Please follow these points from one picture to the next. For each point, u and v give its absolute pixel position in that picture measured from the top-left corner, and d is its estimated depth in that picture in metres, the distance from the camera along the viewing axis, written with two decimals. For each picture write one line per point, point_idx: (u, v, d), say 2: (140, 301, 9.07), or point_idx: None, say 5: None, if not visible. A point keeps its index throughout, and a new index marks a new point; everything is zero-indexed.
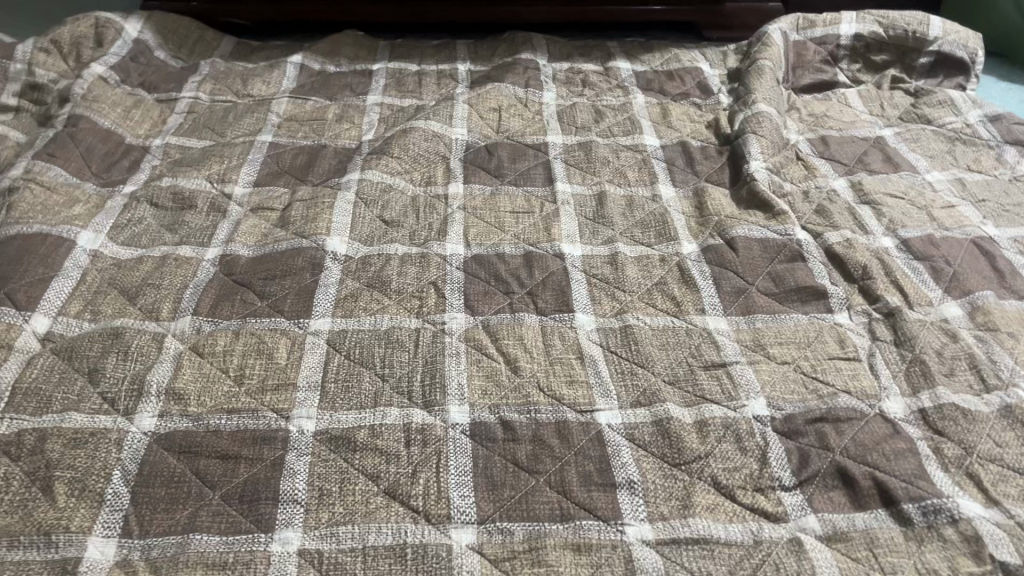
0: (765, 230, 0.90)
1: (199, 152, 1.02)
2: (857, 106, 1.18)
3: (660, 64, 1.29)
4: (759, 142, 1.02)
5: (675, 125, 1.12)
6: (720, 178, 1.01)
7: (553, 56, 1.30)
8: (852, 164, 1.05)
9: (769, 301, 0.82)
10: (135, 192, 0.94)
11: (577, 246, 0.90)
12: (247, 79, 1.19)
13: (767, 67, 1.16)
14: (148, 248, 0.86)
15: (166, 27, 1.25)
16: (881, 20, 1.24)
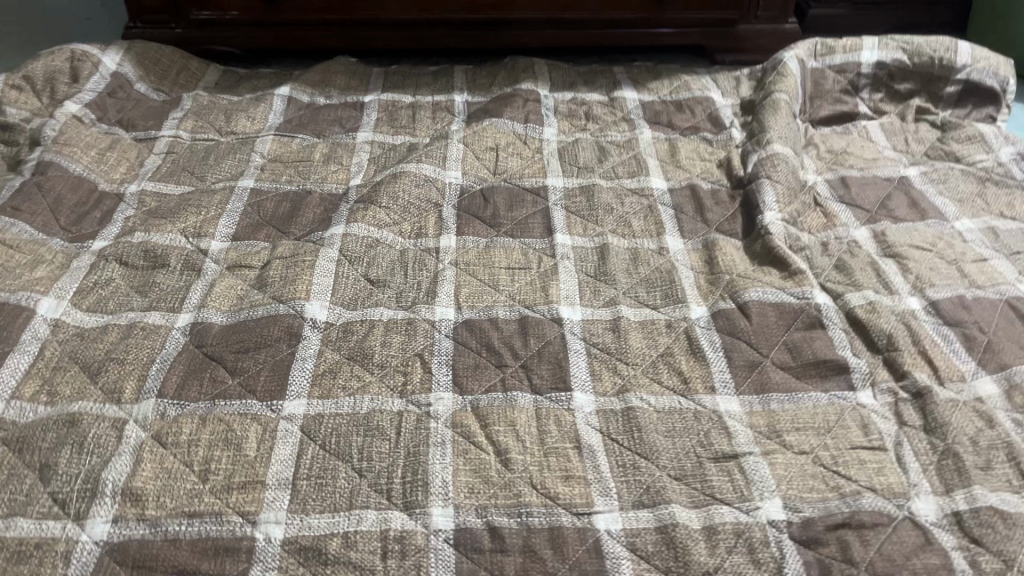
0: (781, 292, 0.82)
1: (175, 201, 0.96)
2: (879, 140, 1.11)
3: (669, 94, 1.21)
4: (774, 189, 0.95)
5: (684, 165, 1.05)
6: (732, 228, 0.94)
7: (556, 86, 1.23)
8: (874, 210, 0.98)
9: (785, 377, 0.75)
10: (104, 248, 0.88)
11: (576, 309, 0.83)
12: (230, 115, 1.12)
13: (783, 100, 1.08)
14: (113, 315, 0.80)
15: (147, 57, 1.19)
16: (906, 47, 1.16)
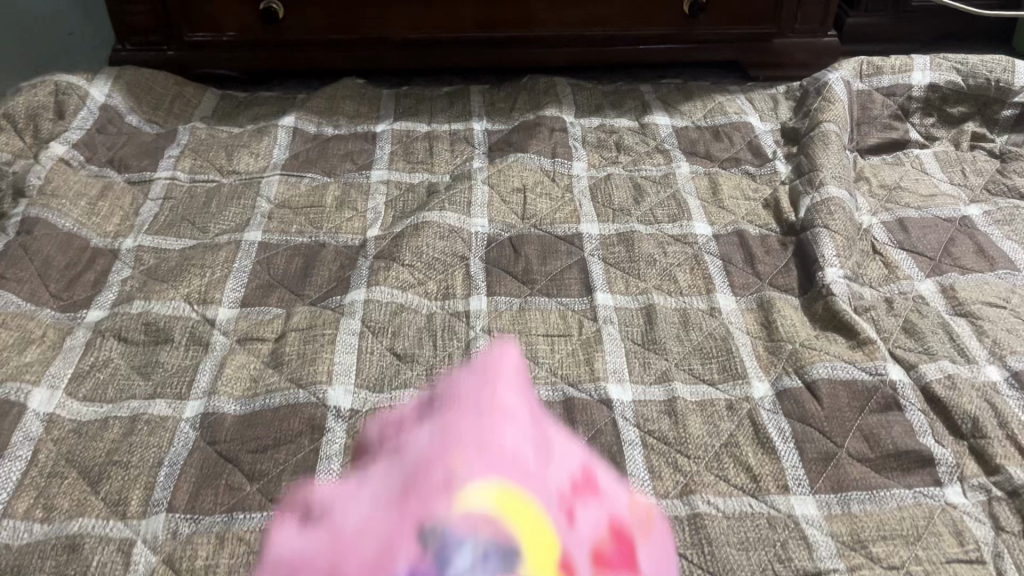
0: (852, 367, 0.75)
1: (176, 259, 0.87)
2: (934, 172, 1.03)
3: (703, 118, 1.13)
4: (833, 240, 0.87)
5: (727, 206, 0.97)
6: (787, 283, 0.86)
7: (581, 110, 1.14)
8: (937, 257, 0.90)
9: (864, 472, 0.68)
10: (101, 321, 0.79)
11: (626, 387, 0.75)
12: (231, 151, 1.03)
13: (833, 132, 1.00)
14: (114, 405, 0.72)
15: (138, 85, 1.09)
16: (960, 67, 1.09)
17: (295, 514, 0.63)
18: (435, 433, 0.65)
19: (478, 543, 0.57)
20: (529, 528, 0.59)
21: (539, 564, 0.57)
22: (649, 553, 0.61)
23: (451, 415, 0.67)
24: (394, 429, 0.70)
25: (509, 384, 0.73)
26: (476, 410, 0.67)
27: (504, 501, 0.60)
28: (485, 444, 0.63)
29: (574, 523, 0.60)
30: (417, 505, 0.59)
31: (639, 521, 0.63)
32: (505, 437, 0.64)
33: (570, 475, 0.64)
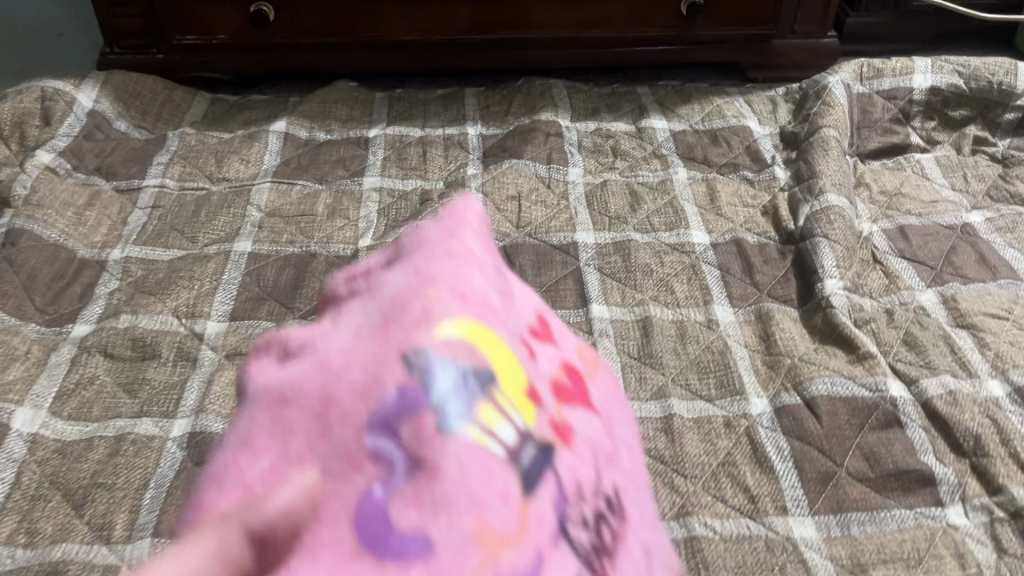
0: (851, 383, 0.74)
1: (164, 270, 0.86)
2: (935, 177, 1.01)
3: (701, 121, 1.11)
4: (832, 250, 0.85)
5: (725, 213, 0.95)
6: (785, 293, 0.85)
7: (577, 113, 1.12)
8: (939, 267, 0.88)
9: (864, 492, 0.67)
10: (87, 336, 0.78)
11: None
12: (221, 157, 1.01)
13: (833, 137, 0.98)
14: (99, 424, 0.71)
15: (127, 90, 1.07)
16: (962, 69, 1.07)
17: (273, 355, 0.51)
18: (406, 277, 0.52)
19: (458, 367, 0.45)
20: (499, 359, 0.48)
21: (521, 398, 0.47)
22: (604, 390, 0.58)
23: (422, 254, 0.54)
24: (360, 285, 0.55)
25: (476, 237, 0.57)
26: (445, 251, 0.53)
27: (477, 331, 0.48)
28: (459, 289, 0.50)
29: (547, 356, 0.53)
30: (400, 334, 0.46)
31: (588, 362, 0.59)
32: (484, 293, 0.51)
33: (529, 325, 0.54)
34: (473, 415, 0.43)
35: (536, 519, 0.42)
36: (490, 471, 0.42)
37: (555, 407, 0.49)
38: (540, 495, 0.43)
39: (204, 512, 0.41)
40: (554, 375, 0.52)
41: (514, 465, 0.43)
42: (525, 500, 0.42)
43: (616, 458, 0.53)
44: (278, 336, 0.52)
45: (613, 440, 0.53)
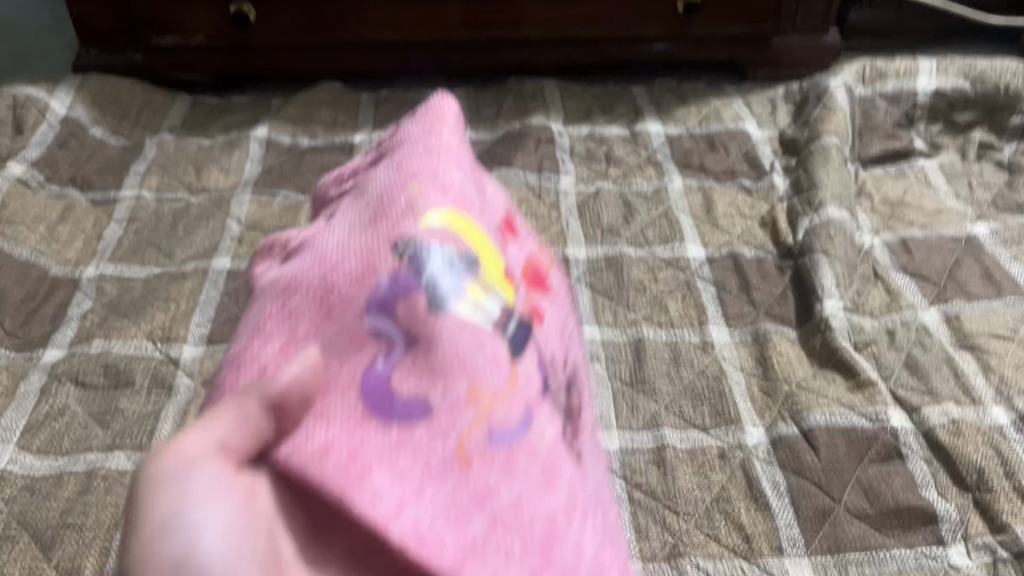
0: (850, 413, 0.71)
1: (140, 290, 0.83)
2: (939, 185, 0.98)
3: (697, 124, 1.07)
4: (832, 267, 0.82)
5: (722, 225, 0.92)
6: (784, 313, 0.82)
7: (569, 116, 1.09)
8: (942, 282, 0.85)
9: (863, 530, 0.64)
10: (58, 363, 0.75)
11: (613, 434, 0.71)
12: (200, 166, 0.98)
13: (835, 146, 0.95)
14: (70, 458, 0.68)
15: (103, 94, 1.03)
16: (968, 72, 1.03)
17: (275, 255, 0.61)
18: (392, 169, 0.61)
19: (445, 252, 0.54)
20: (478, 244, 0.57)
21: (497, 279, 0.56)
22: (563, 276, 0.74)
23: (403, 152, 0.63)
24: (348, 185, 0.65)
25: (453, 134, 0.66)
26: (425, 149, 0.62)
27: (459, 219, 0.57)
28: (436, 180, 0.59)
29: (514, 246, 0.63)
30: (388, 227, 0.55)
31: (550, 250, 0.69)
32: (468, 185, 0.62)
33: (499, 214, 0.63)
34: (463, 291, 0.53)
35: (523, 376, 0.53)
36: (475, 333, 0.51)
37: (528, 293, 0.60)
38: (519, 359, 0.54)
39: (230, 383, 0.49)
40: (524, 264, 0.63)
41: (500, 335, 0.53)
42: (513, 365, 0.53)
43: (571, 334, 0.64)
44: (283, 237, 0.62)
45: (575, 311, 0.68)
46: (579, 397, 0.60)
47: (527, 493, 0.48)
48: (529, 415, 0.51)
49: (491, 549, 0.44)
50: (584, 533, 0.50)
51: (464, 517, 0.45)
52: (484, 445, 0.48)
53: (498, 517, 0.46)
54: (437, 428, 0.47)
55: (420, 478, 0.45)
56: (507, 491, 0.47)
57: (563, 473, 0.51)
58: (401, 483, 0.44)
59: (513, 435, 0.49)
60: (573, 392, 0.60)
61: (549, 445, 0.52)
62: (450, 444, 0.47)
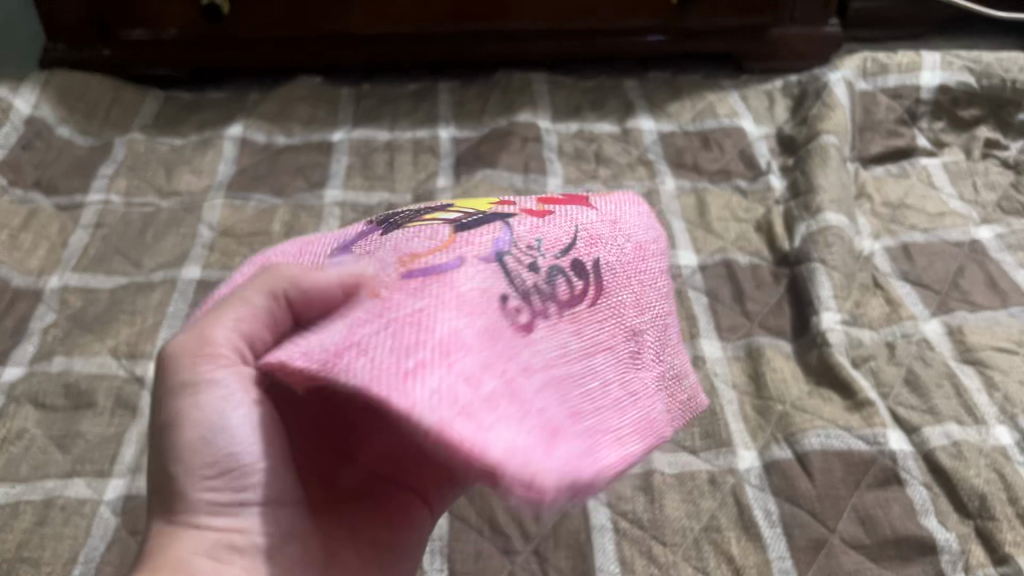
0: (847, 435, 0.67)
1: (105, 302, 0.79)
2: (943, 186, 0.94)
3: (691, 121, 1.03)
4: (830, 277, 0.79)
5: (715, 229, 0.88)
6: (779, 325, 0.78)
7: (558, 113, 1.04)
8: (944, 291, 0.82)
9: (859, 562, 0.61)
10: (17, 383, 0.72)
11: None
12: (172, 169, 0.94)
13: (833, 145, 0.91)
14: (27, 486, 0.65)
15: (70, 92, 0.99)
16: (973, 66, 1.00)
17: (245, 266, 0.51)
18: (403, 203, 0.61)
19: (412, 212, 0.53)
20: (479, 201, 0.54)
21: (484, 204, 0.53)
22: (633, 219, 0.53)
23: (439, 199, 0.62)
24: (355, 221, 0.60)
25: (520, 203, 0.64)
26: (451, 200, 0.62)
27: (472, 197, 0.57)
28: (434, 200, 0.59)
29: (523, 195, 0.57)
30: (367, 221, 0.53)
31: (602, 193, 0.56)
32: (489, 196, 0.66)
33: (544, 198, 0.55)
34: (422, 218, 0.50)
35: (461, 241, 0.45)
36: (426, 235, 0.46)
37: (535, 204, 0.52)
38: (472, 232, 0.46)
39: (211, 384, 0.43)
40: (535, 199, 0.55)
41: (451, 223, 0.47)
42: (450, 233, 0.46)
43: (614, 237, 0.50)
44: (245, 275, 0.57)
45: (644, 247, 0.51)
46: (609, 299, 0.46)
47: (471, 336, 0.38)
48: (491, 272, 0.42)
49: (377, 362, 0.35)
50: (568, 427, 0.36)
51: (369, 331, 0.38)
52: (397, 282, 0.41)
53: (413, 338, 0.37)
54: (354, 279, 0.42)
55: (344, 325, 0.39)
56: (434, 321, 0.38)
57: (547, 356, 0.40)
58: (316, 323, 0.39)
59: (464, 282, 0.41)
60: (591, 291, 0.45)
61: (524, 315, 0.41)
62: (368, 293, 0.41)
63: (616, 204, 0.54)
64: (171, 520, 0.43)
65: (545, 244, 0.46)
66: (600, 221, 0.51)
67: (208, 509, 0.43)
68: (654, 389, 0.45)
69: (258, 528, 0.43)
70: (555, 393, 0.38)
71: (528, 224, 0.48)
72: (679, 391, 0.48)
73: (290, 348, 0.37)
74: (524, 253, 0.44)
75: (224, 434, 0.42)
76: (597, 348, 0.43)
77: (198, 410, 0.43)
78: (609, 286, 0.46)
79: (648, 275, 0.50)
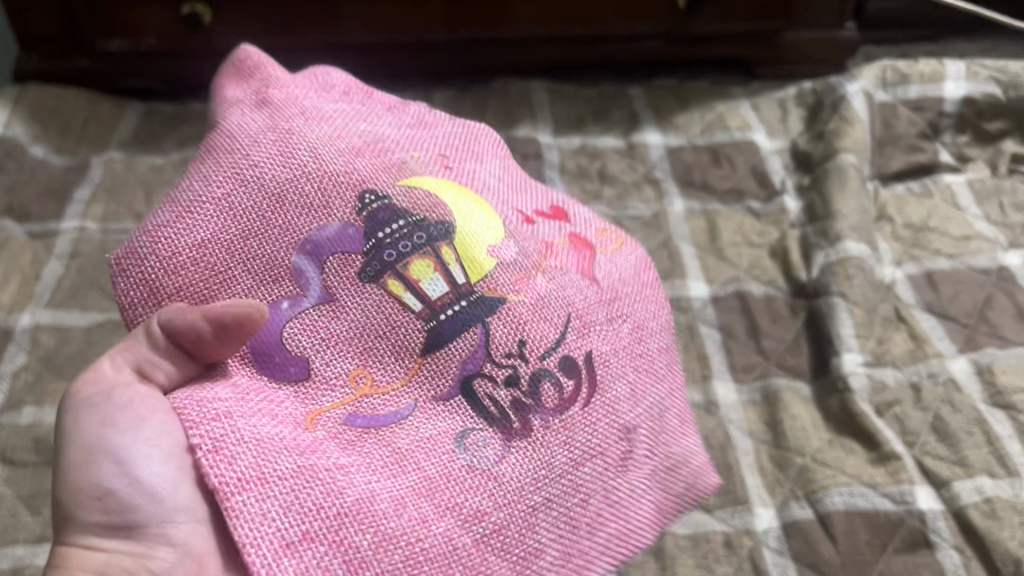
0: (872, 492, 0.63)
1: (80, 343, 0.74)
2: (967, 205, 0.88)
3: (700, 134, 0.98)
4: (851, 314, 0.74)
5: (727, 256, 0.83)
6: (797, 365, 0.74)
7: (560, 125, 0.99)
8: (971, 324, 0.77)
9: None
10: None
11: None
12: (152, 191, 0.89)
13: (852, 165, 0.86)
14: None
15: (44, 107, 0.94)
16: (999, 76, 0.94)
17: (169, 229, 0.51)
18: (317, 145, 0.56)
19: (398, 237, 0.53)
20: (466, 211, 0.56)
21: (479, 249, 0.54)
22: (625, 272, 0.60)
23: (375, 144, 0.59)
24: (299, 165, 0.54)
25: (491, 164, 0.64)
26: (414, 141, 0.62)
27: (461, 194, 0.57)
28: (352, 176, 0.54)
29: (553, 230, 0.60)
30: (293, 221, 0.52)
31: (611, 241, 0.63)
32: (522, 180, 0.65)
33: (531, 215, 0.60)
34: (406, 266, 0.52)
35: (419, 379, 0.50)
36: (393, 325, 0.51)
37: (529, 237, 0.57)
38: (442, 352, 0.51)
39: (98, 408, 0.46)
40: (544, 245, 0.57)
41: (424, 324, 0.51)
42: (419, 359, 0.51)
43: (598, 318, 0.55)
44: (266, 73, 0.61)
45: (644, 328, 0.57)
46: (586, 413, 0.52)
47: (397, 499, 0.45)
48: (442, 416, 0.50)
49: (274, 530, 0.42)
50: None
51: (279, 472, 0.43)
52: (341, 425, 0.48)
53: (319, 494, 0.44)
54: (289, 448, 0.45)
55: (273, 431, 0.45)
56: (346, 483, 0.45)
57: (488, 494, 0.47)
58: (258, 428, 0.45)
59: (409, 437, 0.49)
60: (581, 397, 0.52)
61: (483, 457, 0.49)
62: (306, 425, 0.47)
63: (622, 258, 0.62)
64: (65, 544, 0.43)
65: (527, 348, 0.52)
66: (598, 301, 0.56)
67: (99, 532, 0.42)
68: (639, 490, 0.54)
69: (155, 551, 0.42)
70: (502, 531, 0.47)
71: (513, 318, 0.52)
72: (680, 482, 0.57)
73: (236, 522, 0.41)
74: (499, 368, 0.51)
75: (112, 457, 0.43)
76: (548, 494, 0.49)
77: (94, 431, 0.45)
78: (602, 380, 0.53)
79: (631, 376, 0.55)
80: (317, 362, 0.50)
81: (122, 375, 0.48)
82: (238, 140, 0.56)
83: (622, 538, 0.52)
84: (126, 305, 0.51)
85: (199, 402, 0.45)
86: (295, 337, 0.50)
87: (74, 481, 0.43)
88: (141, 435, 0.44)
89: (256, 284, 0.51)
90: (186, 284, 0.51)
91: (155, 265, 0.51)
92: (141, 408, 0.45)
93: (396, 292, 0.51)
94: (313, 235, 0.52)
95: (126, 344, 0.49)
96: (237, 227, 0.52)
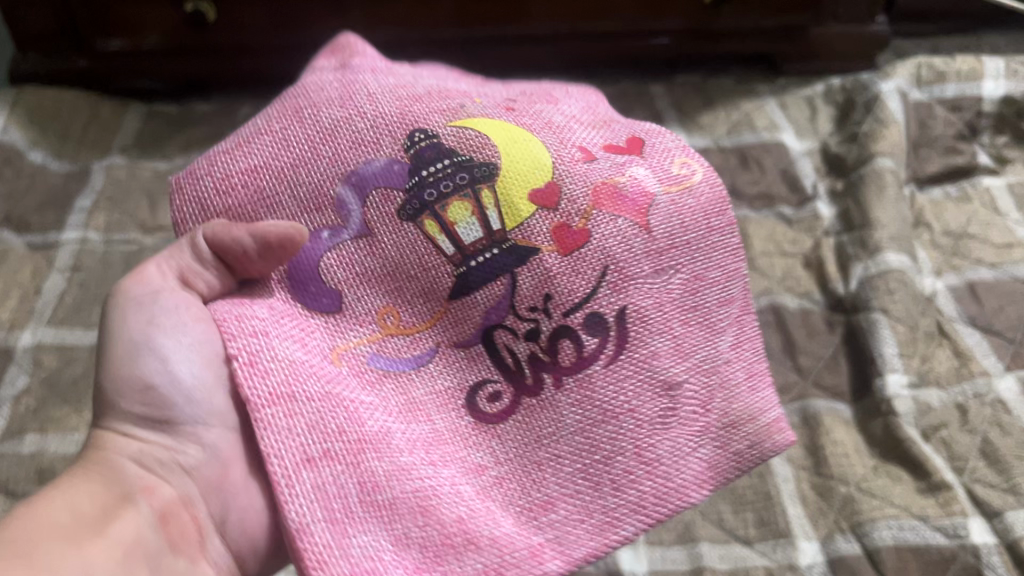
0: (922, 525, 0.60)
1: (84, 364, 0.71)
2: (1008, 211, 0.84)
3: (726, 134, 0.93)
4: (894, 332, 0.71)
5: (760, 266, 0.79)
6: (837, 385, 0.70)
7: None
8: (1018, 340, 0.73)
9: None
10: None
11: (641, 557, 0.60)
12: (156, 200, 0.85)
13: (889, 170, 0.83)
14: None
15: (42, 111, 0.90)
16: None
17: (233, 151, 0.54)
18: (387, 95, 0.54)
19: (434, 177, 0.50)
20: (515, 145, 0.51)
21: (521, 190, 0.50)
22: (703, 214, 0.51)
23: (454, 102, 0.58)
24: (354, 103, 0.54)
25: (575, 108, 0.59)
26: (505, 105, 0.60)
27: (510, 129, 0.53)
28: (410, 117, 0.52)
29: (617, 165, 0.52)
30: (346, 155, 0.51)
31: (683, 177, 0.52)
32: (607, 116, 0.59)
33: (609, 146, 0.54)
34: (442, 209, 0.49)
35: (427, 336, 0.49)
36: (425, 267, 0.49)
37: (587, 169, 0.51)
38: (464, 303, 0.49)
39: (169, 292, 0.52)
40: (599, 184, 0.50)
41: (451, 270, 0.49)
42: (444, 305, 0.49)
43: (657, 264, 0.49)
44: (354, 49, 0.62)
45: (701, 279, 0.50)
46: (610, 370, 0.48)
47: (410, 440, 0.45)
48: (456, 366, 0.48)
49: (299, 444, 0.43)
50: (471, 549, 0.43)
51: (307, 393, 0.44)
52: (367, 363, 0.48)
53: (339, 421, 0.44)
54: (324, 374, 0.46)
55: (305, 347, 0.46)
56: (366, 416, 0.45)
57: (491, 450, 0.47)
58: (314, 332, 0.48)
59: (430, 383, 0.48)
60: (605, 353, 0.48)
61: (494, 410, 0.48)
62: (336, 351, 0.48)
63: (692, 195, 0.52)
64: (108, 426, 0.49)
65: (558, 298, 0.48)
66: (653, 250, 0.49)
67: (137, 421, 0.49)
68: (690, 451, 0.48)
69: (184, 448, 0.49)
70: (504, 483, 0.47)
71: (542, 270, 0.48)
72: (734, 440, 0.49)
73: (264, 432, 0.43)
74: (521, 322, 0.48)
75: (157, 354, 0.49)
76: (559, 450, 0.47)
77: (142, 329, 0.50)
78: (638, 339, 0.48)
79: (675, 333, 0.49)
80: (349, 296, 0.49)
81: (169, 280, 0.52)
82: (308, 91, 0.56)
83: (655, 502, 0.47)
84: (178, 220, 0.53)
85: (239, 317, 0.46)
86: (332, 269, 0.49)
87: (121, 372, 0.49)
88: (184, 338, 0.49)
89: (302, 211, 0.51)
90: (234, 204, 0.52)
91: (209, 185, 0.52)
92: (184, 314, 0.50)
93: (431, 232, 0.49)
94: (361, 168, 0.51)
95: (175, 250, 0.52)
96: (288, 155, 0.52)
